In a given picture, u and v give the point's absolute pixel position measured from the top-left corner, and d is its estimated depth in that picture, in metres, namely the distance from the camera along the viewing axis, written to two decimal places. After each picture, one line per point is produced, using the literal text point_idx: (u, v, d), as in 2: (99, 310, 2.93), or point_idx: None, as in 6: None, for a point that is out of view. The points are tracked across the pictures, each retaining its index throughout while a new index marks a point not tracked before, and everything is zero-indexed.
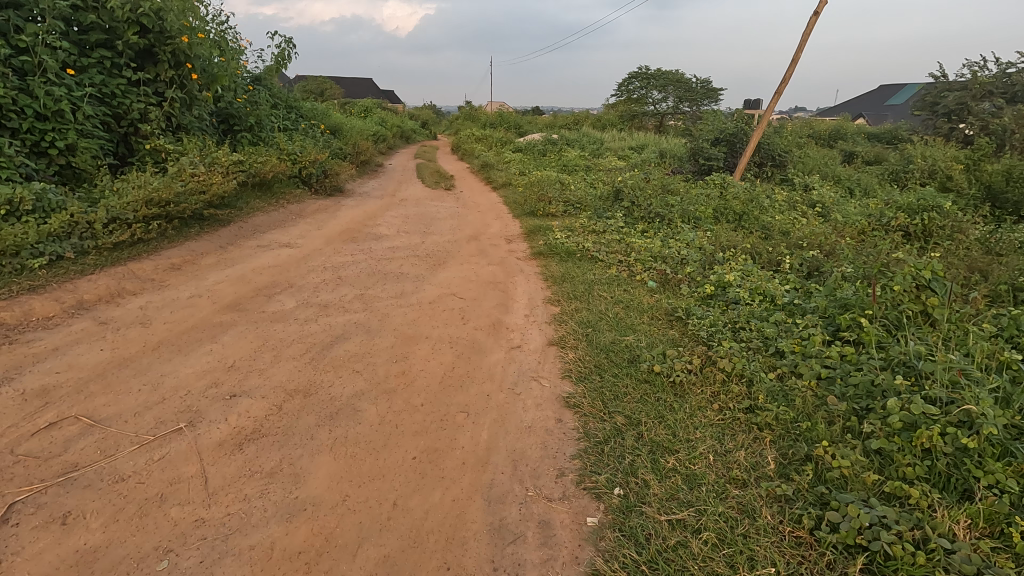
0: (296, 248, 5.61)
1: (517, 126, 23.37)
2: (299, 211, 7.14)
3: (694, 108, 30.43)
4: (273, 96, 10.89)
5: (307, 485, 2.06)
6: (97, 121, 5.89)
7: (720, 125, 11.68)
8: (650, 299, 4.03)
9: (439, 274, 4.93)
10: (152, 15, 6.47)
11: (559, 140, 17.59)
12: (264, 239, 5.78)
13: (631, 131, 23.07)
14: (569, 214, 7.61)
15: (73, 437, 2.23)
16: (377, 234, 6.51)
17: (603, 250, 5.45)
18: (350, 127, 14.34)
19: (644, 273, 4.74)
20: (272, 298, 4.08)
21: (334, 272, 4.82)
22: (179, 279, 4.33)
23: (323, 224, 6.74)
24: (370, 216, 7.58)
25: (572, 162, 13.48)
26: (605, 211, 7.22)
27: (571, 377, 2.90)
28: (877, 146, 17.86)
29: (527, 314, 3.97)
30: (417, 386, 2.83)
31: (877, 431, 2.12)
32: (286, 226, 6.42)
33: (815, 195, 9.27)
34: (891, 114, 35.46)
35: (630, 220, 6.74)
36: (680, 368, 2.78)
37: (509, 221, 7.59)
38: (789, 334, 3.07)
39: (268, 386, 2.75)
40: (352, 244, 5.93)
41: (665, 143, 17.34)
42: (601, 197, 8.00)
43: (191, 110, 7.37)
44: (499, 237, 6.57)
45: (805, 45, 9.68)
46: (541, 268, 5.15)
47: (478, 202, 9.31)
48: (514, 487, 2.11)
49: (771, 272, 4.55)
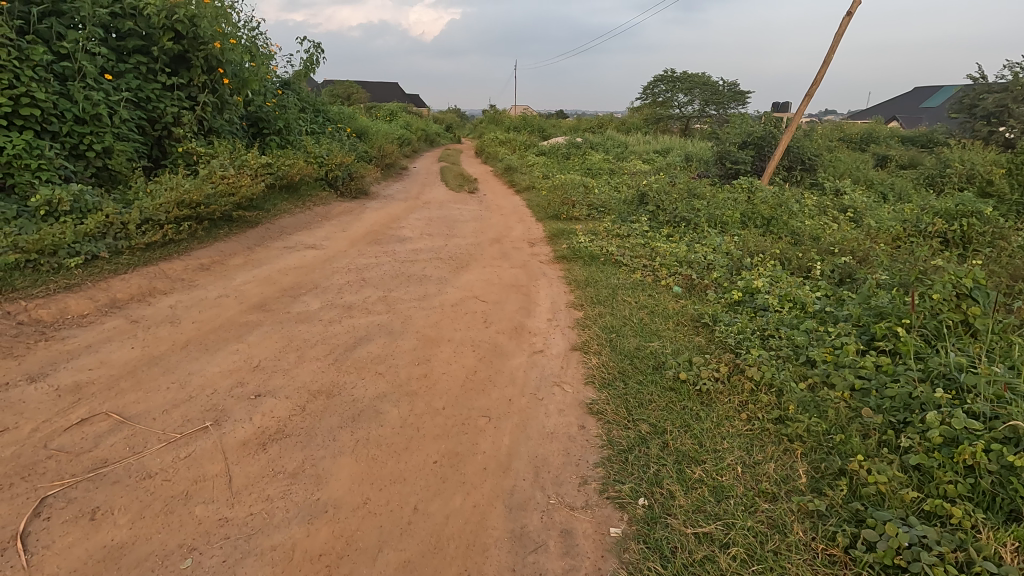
0: (321, 250, 5.69)
1: (541, 129, 23.33)
2: (325, 213, 7.24)
3: (721, 111, 30.03)
4: (301, 100, 11.11)
5: (329, 486, 2.06)
6: (132, 124, 6.06)
7: (748, 129, 11.49)
8: (675, 305, 3.96)
9: (462, 277, 4.93)
10: (186, 22, 6.72)
11: (583, 143, 17.49)
12: (291, 241, 5.88)
13: (657, 135, 22.88)
14: (593, 218, 7.56)
15: (104, 432, 2.27)
16: (401, 236, 6.54)
17: (628, 255, 5.39)
18: (375, 131, 14.56)
19: (669, 278, 4.68)
20: (298, 299, 4.13)
21: (358, 274, 4.85)
22: (208, 279, 4.41)
23: (348, 226, 6.82)
24: (395, 219, 7.63)
25: (596, 165, 13.40)
26: (629, 215, 7.15)
27: (594, 384, 2.85)
28: (912, 150, 17.36)
29: (550, 318, 3.94)
30: (439, 388, 2.82)
31: (916, 446, 2.04)
32: (312, 228, 6.50)
33: (847, 199, 9.05)
34: (926, 118, 34.47)
35: (655, 224, 6.65)
36: (707, 376, 2.72)
37: (532, 225, 7.58)
38: (821, 342, 2.99)
39: (291, 387, 2.77)
40: (376, 246, 5.98)
41: (691, 147, 17.18)
42: (626, 201, 7.92)
43: (222, 114, 7.57)
44: (522, 240, 6.56)
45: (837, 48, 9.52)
46: (564, 272, 5.12)
47: (501, 206, 9.31)
48: (535, 494, 2.08)
49: (801, 278, 4.44)
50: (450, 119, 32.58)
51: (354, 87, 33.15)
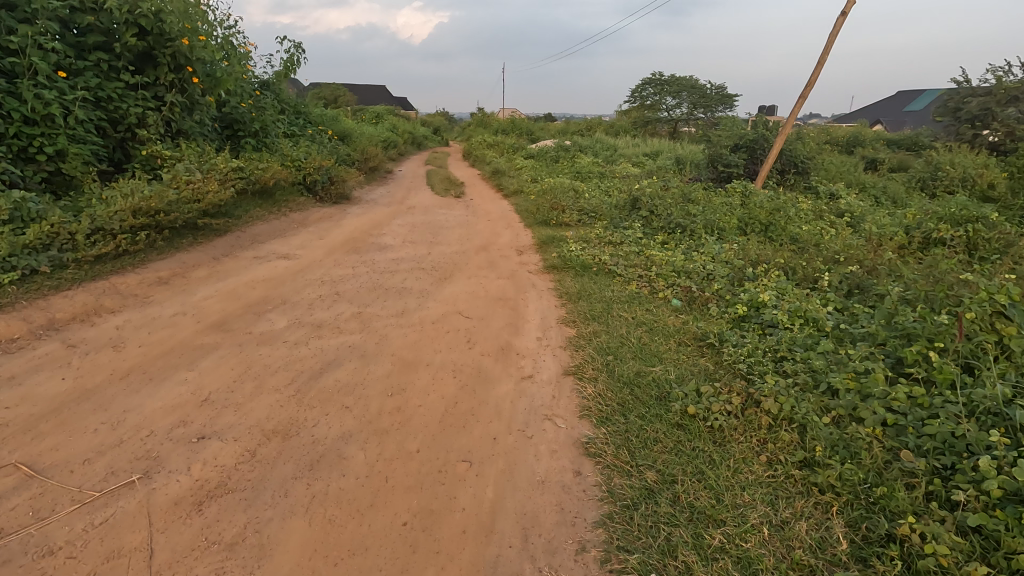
0: (294, 259, 5.31)
1: (529, 132, 23.06)
2: (302, 219, 6.86)
3: (709, 114, 30.00)
4: (280, 101, 10.85)
5: (273, 562, 1.70)
6: (90, 125, 5.64)
7: (740, 131, 11.28)
8: (675, 322, 3.64)
9: (445, 289, 4.59)
10: (151, 17, 6.33)
11: (572, 146, 17.23)
12: (262, 250, 5.49)
13: (644, 137, 22.73)
14: (584, 224, 7.26)
15: (5, 493, 1.89)
16: (381, 244, 6.17)
17: (621, 265, 5.08)
18: (359, 134, 14.20)
19: (667, 290, 4.37)
20: (263, 316, 3.75)
21: (332, 287, 4.48)
22: (164, 294, 4.02)
23: (325, 233, 6.45)
24: (376, 225, 7.26)
25: (586, 169, 13.12)
26: (622, 221, 6.85)
27: (591, 418, 2.51)
28: (900, 153, 17.33)
29: (540, 337, 3.59)
30: (413, 425, 2.46)
31: (973, 502, 1.74)
32: (286, 235, 6.12)
33: (842, 204, 8.85)
34: (910, 122, 34.76)
35: (649, 230, 6.36)
36: (719, 410, 2.39)
37: (520, 231, 7.26)
38: (842, 367, 2.69)
39: (243, 426, 2.40)
40: (354, 255, 5.62)
41: (681, 149, 16.99)
42: (618, 205, 7.62)
43: (192, 115, 7.17)
44: (509, 248, 6.24)
45: (830, 50, 9.36)
46: (555, 283, 4.79)
47: (489, 211, 8.99)
48: (523, 567, 1.74)
49: (808, 290, 4.15)
50: (438, 122, 32.29)
51: (341, 89, 32.62)
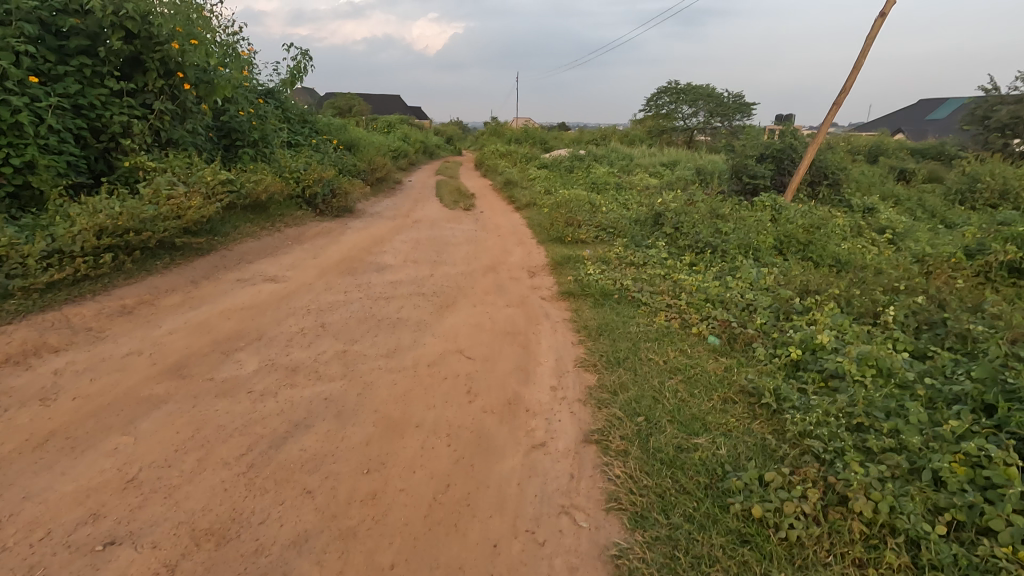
0: (281, 283, 4.81)
1: (542, 142, 22.59)
2: (297, 236, 6.38)
3: (726, 123, 29.34)
4: (284, 111, 10.67)
5: None
6: (67, 135, 5.22)
7: (766, 141, 10.67)
8: (717, 370, 3.06)
9: (446, 319, 4.03)
10: (138, 19, 5.91)
11: (587, 156, 16.71)
12: (248, 271, 5.00)
13: (660, 147, 22.17)
14: (601, 241, 6.70)
15: None
16: (380, 264, 5.66)
17: (647, 292, 4.49)
18: (368, 143, 13.82)
19: (701, 324, 3.80)
20: (231, 355, 3.23)
21: (317, 317, 3.95)
22: (124, 327, 3.53)
23: (320, 251, 5.96)
24: (378, 242, 6.76)
25: (601, 180, 12.55)
26: (643, 239, 6.27)
27: (624, 515, 1.97)
28: (929, 163, 16.59)
29: (555, 386, 3.01)
30: (391, 525, 1.91)
31: None
32: (277, 254, 5.63)
33: (881, 219, 8.19)
34: (933, 130, 33.82)
35: (674, 249, 5.78)
36: (794, 512, 1.83)
37: (532, 248, 6.72)
38: (946, 445, 2.11)
39: (167, 524, 1.86)
40: (349, 276, 5.10)
41: (700, 159, 16.37)
42: (638, 221, 7.05)
43: (184, 123, 6.74)
44: (520, 269, 5.69)
45: (866, 54, 8.75)
46: (571, 313, 4.22)
47: (499, 225, 8.47)
48: None
49: (869, 326, 3.55)
50: (451, 130, 32.01)
51: (354, 99, 32.43)
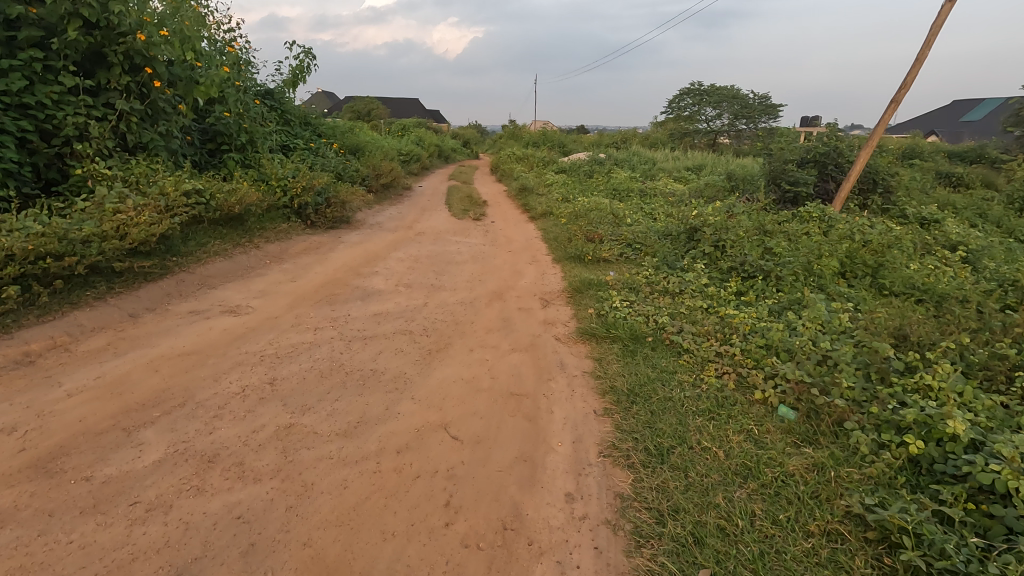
0: (242, 316, 4.00)
1: (560, 145, 21.67)
2: (278, 253, 5.60)
3: (750, 125, 27.91)
4: (281, 112, 10.00)
5: None
6: (4, 138, 4.52)
7: (807, 144, 9.65)
8: (804, 474, 2.15)
9: (434, 372, 3.16)
10: (97, 7, 5.17)
11: (607, 159, 15.81)
12: (206, 301, 4.22)
13: (683, 150, 21.18)
14: (626, 260, 5.80)
15: None
16: (367, 289, 4.84)
17: (689, 335, 3.57)
18: (375, 146, 13.11)
19: (766, 387, 2.88)
20: (135, 433, 2.41)
21: (270, 369, 3.12)
22: (14, 386, 2.74)
23: (300, 273, 5.17)
24: (370, 260, 5.93)
25: (623, 185, 11.62)
26: (677, 260, 5.34)
27: None
28: (977, 167, 15.37)
29: (571, 494, 2.13)
30: None
31: None
32: (248, 278, 4.85)
33: (948, 233, 7.15)
34: (969, 132, 32.20)
35: (715, 273, 4.86)
36: None
37: (546, 268, 5.85)
38: None
39: None
40: (326, 307, 4.28)
41: (729, 163, 15.36)
42: (670, 237, 6.12)
43: (155, 125, 6.02)
44: (531, 295, 4.82)
45: (930, 45, 7.70)
46: (593, 363, 3.32)
47: (511, 237, 7.62)
48: None
49: (1006, 398, 2.60)
50: (467, 133, 31.33)
51: (374, 101, 31.91)
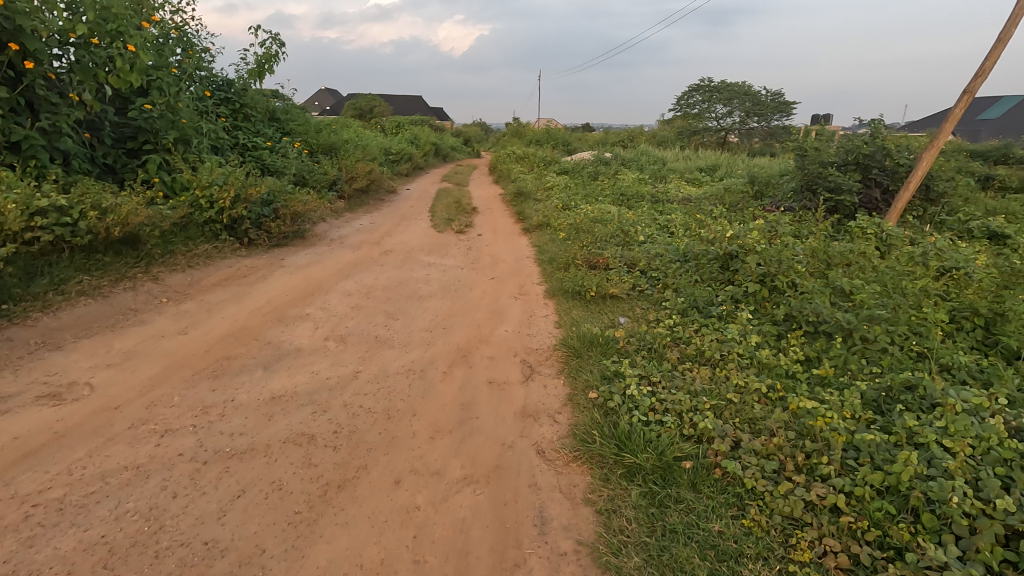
0: (66, 404, 2.66)
1: (565, 144, 20.30)
2: (183, 291, 4.27)
3: (762, 125, 26.38)
4: (239, 107, 8.67)
5: None
6: None
7: (849, 143, 8.12)
8: None
9: (314, 552, 1.82)
10: None
11: (614, 159, 14.45)
12: (27, 376, 2.87)
13: (694, 150, 19.79)
14: (640, 296, 4.44)
15: None
16: (283, 346, 3.48)
17: (752, 459, 2.23)
18: (356, 144, 11.78)
19: None
20: None
21: (21, 546, 1.77)
22: None
23: (201, 320, 3.82)
24: (309, 293, 4.58)
25: (632, 190, 10.25)
26: (710, 301, 3.96)
27: None
28: (1018, 170, 13.92)
29: None
30: None
31: None
32: (118, 331, 3.50)
33: None
34: (991, 130, 30.67)
35: (767, 326, 3.49)
36: None
37: (535, 306, 4.50)
38: None
39: None
40: (205, 384, 2.93)
41: (746, 165, 13.95)
42: (696, 264, 4.75)
43: (35, 120, 4.69)
44: (509, 356, 3.46)
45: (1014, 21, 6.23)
46: (594, 527, 1.97)
47: (497, 257, 6.27)
48: None
49: None
50: (467, 131, 29.99)
51: (375, 100, 30.53)
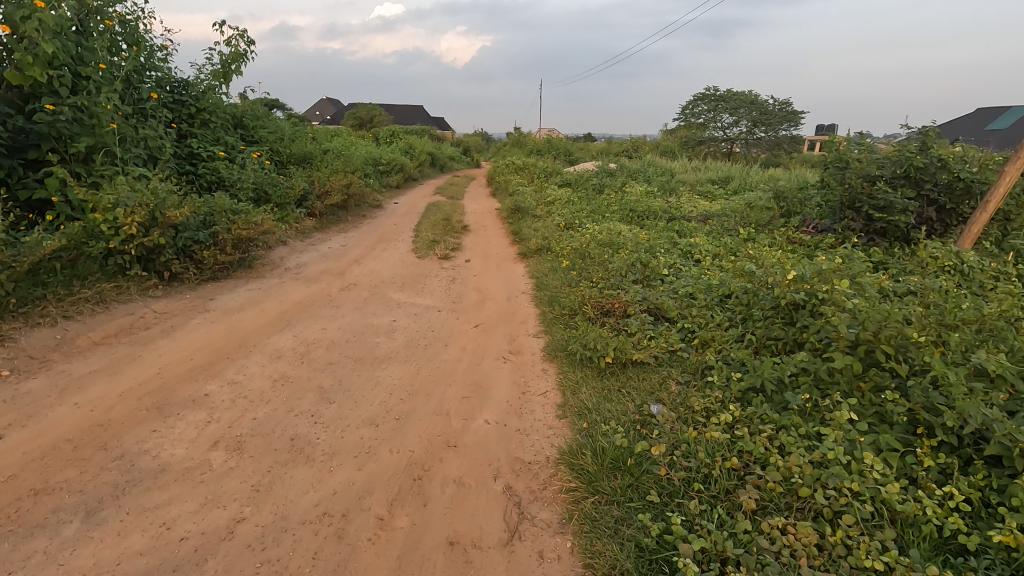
0: None
1: (566, 154, 19.23)
2: (42, 358, 3.07)
3: (771, 135, 25.36)
4: (197, 112, 7.50)
5: None
6: None
7: (895, 153, 6.57)
8: None
9: None
10: None
11: (620, 171, 13.30)
12: None
13: (701, 160, 18.71)
14: (672, 362, 3.23)
15: None
16: (139, 462, 2.28)
17: None
18: (338, 154, 10.63)
19: None
20: None
21: None
22: None
23: (40, 410, 2.61)
24: (225, 355, 3.38)
25: (643, 205, 9.09)
26: (779, 381, 2.72)
27: None
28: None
29: None
30: None
31: None
32: None
33: None
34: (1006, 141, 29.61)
35: (882, 433, 2.25)
36: None
37: (529, 375, 3.30)
38: None
39: None
40: None
41: (764, 177, 12.80)
42: (744, 314, 3.53)
43: None
44: (483, 482, 2.25)
45: None
46: None
47: (485, 293, 5.09)
48: None
49: None
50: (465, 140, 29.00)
51: (375, 109, 29.47)
